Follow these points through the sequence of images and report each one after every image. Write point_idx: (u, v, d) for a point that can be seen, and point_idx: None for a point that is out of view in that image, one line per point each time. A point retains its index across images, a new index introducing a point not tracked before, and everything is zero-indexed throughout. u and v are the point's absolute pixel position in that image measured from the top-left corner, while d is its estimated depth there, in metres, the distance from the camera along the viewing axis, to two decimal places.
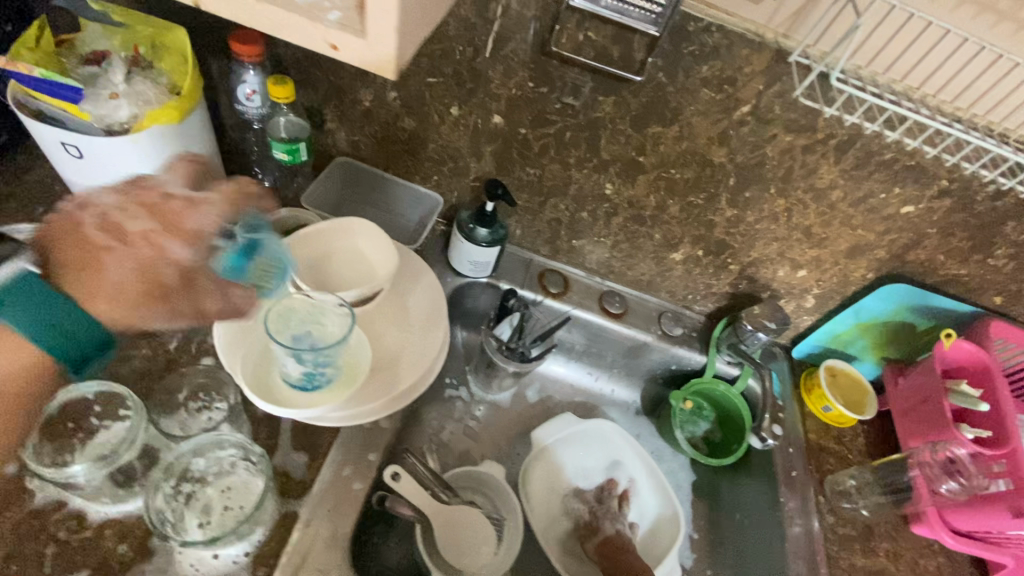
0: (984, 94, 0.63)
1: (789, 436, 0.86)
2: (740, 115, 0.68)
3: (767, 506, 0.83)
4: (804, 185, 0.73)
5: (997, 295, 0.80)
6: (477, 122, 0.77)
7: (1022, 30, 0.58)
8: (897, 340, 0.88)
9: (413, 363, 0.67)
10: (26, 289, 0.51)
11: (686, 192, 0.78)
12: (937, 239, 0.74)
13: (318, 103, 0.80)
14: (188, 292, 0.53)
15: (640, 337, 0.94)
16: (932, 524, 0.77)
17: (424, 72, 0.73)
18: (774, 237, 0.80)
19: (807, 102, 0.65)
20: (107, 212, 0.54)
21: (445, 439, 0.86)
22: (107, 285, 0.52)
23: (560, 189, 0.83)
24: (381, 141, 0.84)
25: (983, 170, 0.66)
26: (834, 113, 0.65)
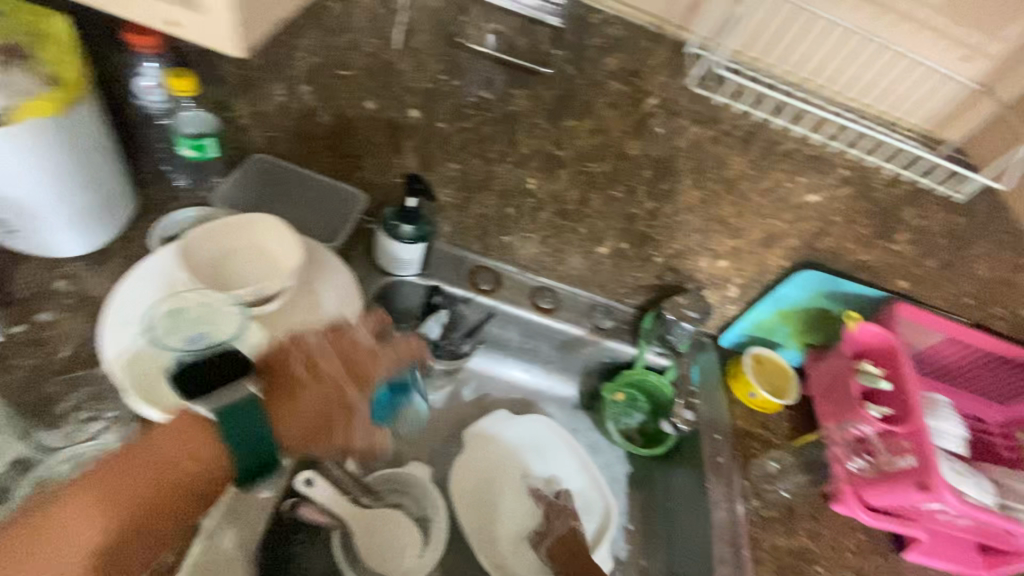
0: (842, 75, 0.87)
1: (716, 423, 0.88)
2: (648, 106, 0.86)
3: (695, 492, 0.85)
4: (717, 177, 0.80)
5: (901, 279, 0.83)
6: (395, 116, 0.79)
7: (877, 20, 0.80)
8: (816, 326, 0.91)
9: (324, 364, 0.62)
10: (247, 414, 0.53)
11: (608, 184, 0.82)
12: (843, 224, 0.81)
13: (232, 97, 0.78)
14: (346, 428, 0.63)
15: (572, 331, 0.89)
16: (846, 502, 0.81)
17: (339, 67, 0.76)
18: (693, 228, 0.83)
19: (701, 91, 0.88)
20: (311, 352, 0.62)
21: None
22: (299, 412, 0.60)
23: (485, 185, 0.82)
24: (298, 137, 0.80)
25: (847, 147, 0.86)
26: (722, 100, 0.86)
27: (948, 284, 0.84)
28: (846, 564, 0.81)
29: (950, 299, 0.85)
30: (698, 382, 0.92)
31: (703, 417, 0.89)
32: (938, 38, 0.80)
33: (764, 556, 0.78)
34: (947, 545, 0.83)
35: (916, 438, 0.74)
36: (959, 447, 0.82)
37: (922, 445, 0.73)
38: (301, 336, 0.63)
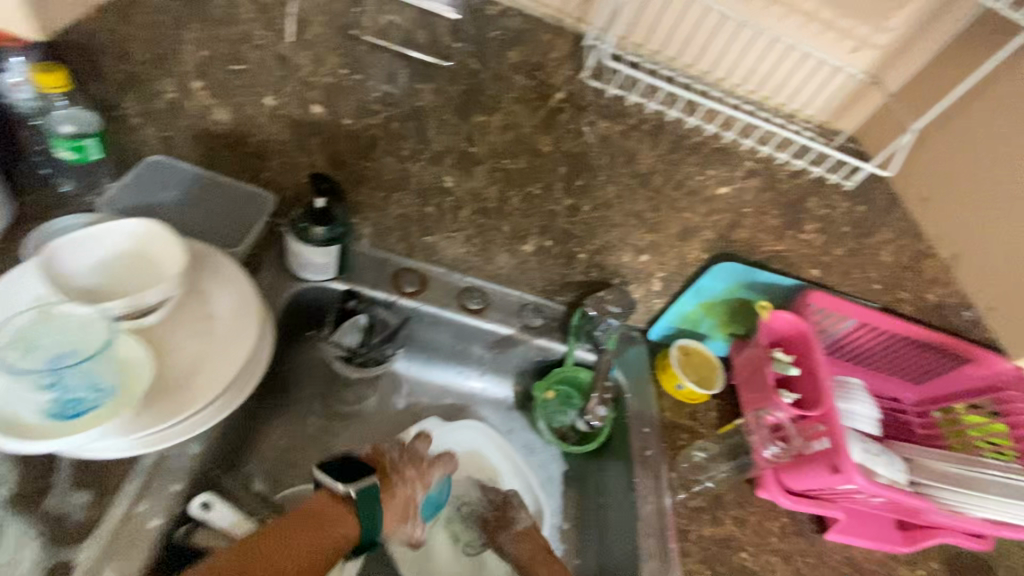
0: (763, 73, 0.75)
1: (645, 416, 0.89)
2: (556, 101, 0.75)
3: (625, 487, 0.85)
4: (630, 172, 0.78)
5: (813, 268, 0.86)
6: (295, 113, 0.74)
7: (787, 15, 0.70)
8: (738, 316, 0.93)
9: (216, 374, 0.60)
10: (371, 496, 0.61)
11: (523, 182, 0.79)
12: (753, 217, 0.81)
13: (116, 96, 0.72)
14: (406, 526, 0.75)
15: (501, 331, 0.89)
16: (769, 487, 0.82)
17: (224, 59, 0.71)
18: (613, 223, 0.82)
19: (595, 83, 0.75)
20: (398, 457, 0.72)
21: (295, 456, 0.81)
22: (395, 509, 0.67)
23: (400, 184, 0.79)
24: (197, 138, 0.76)
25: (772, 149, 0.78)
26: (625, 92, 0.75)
27: (858, 272, 0.86)
28: (772, 549, 0.82)
29: (859, 285, 0.88)
30: (630, 379, 0.92)
31: (631, 409, 0.89)
32: (840, 33, 0.71)
33: (690, 547, 0.79)
34: (866, 521, 0.85)
35: (828, 421, 0.77)
36: (871, 427, 0.85)
37: (833, 428, 0.76)
38: (383, 446, 0.71)
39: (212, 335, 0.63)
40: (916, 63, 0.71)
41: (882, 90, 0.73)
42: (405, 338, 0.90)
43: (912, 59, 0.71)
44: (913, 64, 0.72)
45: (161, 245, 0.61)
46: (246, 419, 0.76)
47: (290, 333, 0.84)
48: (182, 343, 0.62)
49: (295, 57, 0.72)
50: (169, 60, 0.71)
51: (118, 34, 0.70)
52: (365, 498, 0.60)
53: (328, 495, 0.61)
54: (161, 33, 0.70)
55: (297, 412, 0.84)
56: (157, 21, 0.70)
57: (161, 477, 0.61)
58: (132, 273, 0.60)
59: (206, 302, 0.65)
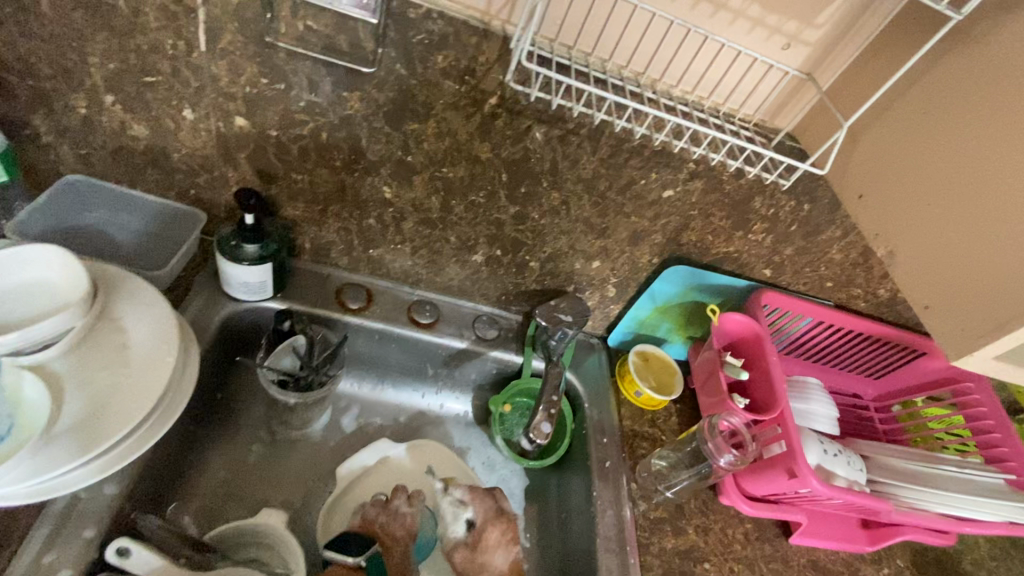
0: (718, 80, 0.64)
1: (604, 426, 0.86)
2: (490, 107, 0.66)
3: (583, 502, 0.81)
4: (573, 177, 0.73)
5: (766, 268, 0.85)
6: (219, 126, 0.68)
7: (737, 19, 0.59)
8: (694, 319, 0.92)
9: (129, 406, 0.55)
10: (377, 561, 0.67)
11: (464, 191, 0.75)
12: (699, 220, 0.78)
13: (24, 113, 0.68)
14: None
15: (454, 344, 0.87)
16: (729, 492, 0.81)
17: (136, 71, 0.64)
18: (561, 230, 0.80)
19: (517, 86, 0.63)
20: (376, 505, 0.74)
21: (233, 488, 0.76)
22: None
23: (336, 196, 0.76)
24: (116, 154, 0.72)
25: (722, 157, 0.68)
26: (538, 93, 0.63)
27: (811, 270, 0.85)
28: (736, 557, 0.80)
29: (812, 283, 0.87)
30: (589, 389, 0.90)
31: (590, 419, 0.87)
32: (770, 28, 0.60)
33: (651, 561, 0.76)
34: (828, 522, 0.84)
35: (784, 424, 0.76)
36: (830, 426, 0.84)
37: (789, 430, 0.74)
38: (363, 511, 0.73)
39: (127, 364, 0.58)
40: (852, 54, 0.60)
41: (816, 85, 0.62)
42: (358, 357, 0.88)
43: (846, 50, 0.61)
44: (848, 55, 0.61)
45: (66, 269, 0.58)
46: (175, 451, 0.71)
47: (223, 353, 0.79)
48: (92, 376, 0.57)
49: (211, 67, 0.63)
50: (76, 73, 0.64)
51: (19, 47, 0.62)
52: (373, 561, 0.67)
53: (340, 568, 0.65)
54: (66, 44, 0.62)
55: (238, 441, 0.79)
56: (59, 31, 0.61)
57: (73, 523, 0.57)
58: (37, 303, 0.57)
59: (122, 330, 0.60)
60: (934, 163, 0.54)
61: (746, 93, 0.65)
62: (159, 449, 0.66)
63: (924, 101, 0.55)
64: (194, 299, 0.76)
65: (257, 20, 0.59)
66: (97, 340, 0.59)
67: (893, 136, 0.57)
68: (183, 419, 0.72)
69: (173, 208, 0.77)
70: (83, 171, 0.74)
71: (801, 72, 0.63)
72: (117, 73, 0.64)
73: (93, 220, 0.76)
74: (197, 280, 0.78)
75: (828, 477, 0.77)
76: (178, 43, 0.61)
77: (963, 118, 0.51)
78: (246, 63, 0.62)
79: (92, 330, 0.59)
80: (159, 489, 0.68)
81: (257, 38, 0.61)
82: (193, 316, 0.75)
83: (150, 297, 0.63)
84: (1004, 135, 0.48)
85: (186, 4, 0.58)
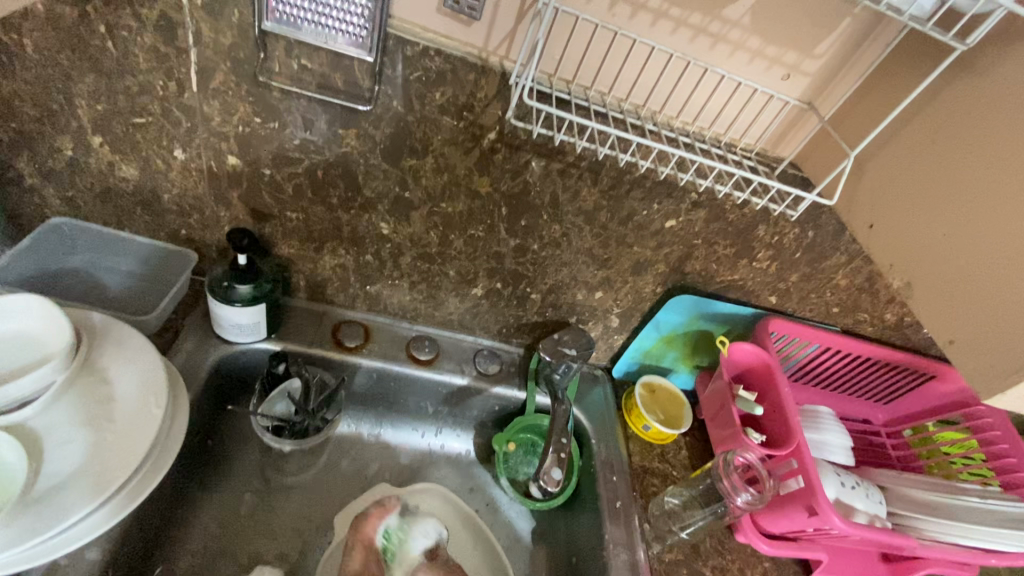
0: (720, 112, 0.64)
1: (612, 462, 0.83)
2: (489, 142, 0.65)
3: (593, 546, 0.77)
4: (574, 210, 0.72)
5: (771, 295, 0.84)
6: (211, 165, 0.67)
7: (738, 52, 0.59)
8: (700, 348, 0.91)
9: (113, 464, 0.52)
10: None
11: (464, 226, 0.73)
12: (704, 248, 0.77)
13: (6, 155, 0.66)
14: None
15: (454, 381, 0.85)
16: (746, 530, 0.77)
17: (126, 112, 0.62)
18: (562, 262, 0.78)
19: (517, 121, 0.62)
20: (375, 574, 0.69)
21: (223, 541, 0.71)
22: None
23: (332, 233, 0.74)
24: (103, 196, 0.70)
25: (734, 190, 0.66)
26: (538, 128, 0.61)
27: (817, 296, 0.83)
28: None
29: (819, 309, 0.86)
30: (594, 423, 0.87)
31: (599, 456, 0.83)
32: (769, 59, 0.59)
33: None
34: (849, 556, 0.80)
35: (800, 458, 0.73)
36: (845, 457, 0.82)
37: (806, 465, 0.72)
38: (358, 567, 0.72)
39: (111, 419, 0.55)
40: (849, 85, 0.60)
41: (817, 114, 0.62)
42: (358, 397, 0.85)
43: (848, 80, 0.60)
44: (848, 85, 0.60)
45: (50, 320, 0.55)
46: (162, 505, 0.66)
47: (214, 398, 0.75)
48: (73, 433, 0.53)
49: (203, 107, 0.61)
50: (62, 115, 0.62)
51: (2, 90, 0.60)
52: None
53: None
54: (51, 86, 0.60)
55: (229, 490, 0.75)
56: (43, 73, 0.59)
57: None
58: (16, 355, 0.54)
59: (106, 382, 0.57)
60: (941, 194, 0.50)
61: (747, 123, 0.65)
62: (145, 505, 0.62)
63: (931, 129, 0.51)
64: (184, 342, 0.73)
65: (250, 59, 0.58)
66: (79, 393, 0.55)
67: (898, 166, 0.54)
68: (170, 471, 0.68)
69: (164, 250, 0.75)
70: (70, 213, 0.72)
71: (801, 101, 0.62)
72: (104, 113, 0.62)
73: (79, 262, 0.75)
74: (187, 322, 0.75)
75: (848, 511, 0.74)
76: (168, 83, 0.60)
77: (963, 147, 0.48)
78: (239, 102, 0.61)
79: (73, 383, 0.56)
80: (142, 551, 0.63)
81: (250, 78, 0.59)
82: (182, 360, 0.72)
83: (137, 345, 0.60)
84: (1006, 163, 0.44)
85: (178, 46, 0.57)
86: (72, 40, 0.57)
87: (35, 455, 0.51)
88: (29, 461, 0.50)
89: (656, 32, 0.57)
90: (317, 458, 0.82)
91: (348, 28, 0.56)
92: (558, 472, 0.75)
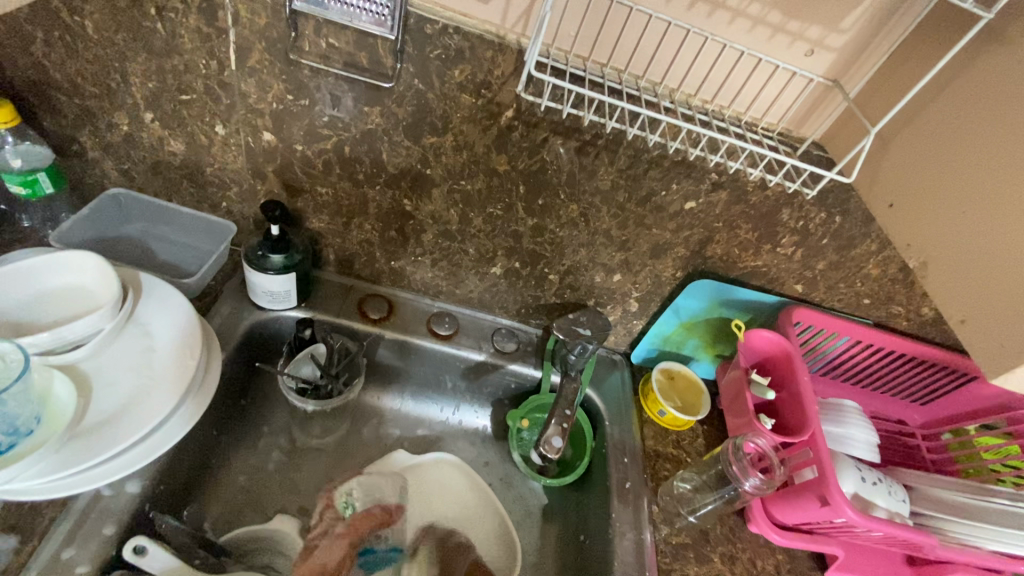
0: (740, 90, 0.63)
1: (624, 444, 0.83)
2: (507, 120, 0.66)
3: (602, 524, 0.77)
4: (590, 189, 0.72)
5: (797, 283, 0.81)
6: (248, 141, 0.71)
7: (760, 26, 0.57)
8: (722, 336, 0.89)
9: (150, 406, 0.57)
10: None
11: (483, 204, 0.75)
12: (724, 232, 0.76)
13: (70, 130, 0.73)
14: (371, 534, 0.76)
15: (472, 356, 0.87)
16: (758, 520, 0.76)
17: (173, 89, 0.67)
18: (580, 243, 0.79)
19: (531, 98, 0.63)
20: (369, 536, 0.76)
21: (249, 492, 0.77)
22: None
23: (359, 208, 0.77)
24: (154, 168, 0.76)
25: (753, 171, 0.65)
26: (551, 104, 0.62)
27: (846, 285, 0.81)
28: None
29: (848, 300, 0.83)
30: (610, 407, 0.88)
31: (611, 438, 0.84)
32: (792, 35, 0.58)
33: None
34: (869, 556, 0.77)
35: (816, 448, 0.71)
36: (871, 454, 0.79)
37: (821, 455, 0.70)
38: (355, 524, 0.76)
39: (152, 367, 0.60)
40: (877, 60, 0.58)
41: (843, 91, 0.60)
42: (381, 368, 0.89)
43: (875, 56, 0.58)
44: (876, 60, 0.58)
45: (101, 276, 0.61)
46: (197, 453, 0.72)
47: (248, 360, 0.81)
48: (119, 377, 0.59)
49: (241, 84, 0.66)
50: (119, 92, 0.68)
51: (68, 69, 0.67)
52: None
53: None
54: (109, 65, 0.66)
55: (258, 447, 0.81)
56: (102, 54, 0.65)
57: (91, 521, 0.58)
58: (73, 306, 0.61)
59: (149, 335, 0.63)
60: (969, 166, 0.47)
61: (769, 101, 0.63)
62: (180, 450, 0.68)
63: (965, 98, 0.48)
64: (221, 307, 0.79)
65: (283, 39, 0.62)
66: (125, 342, 0.61)
67: (921, 144, 0.52)
68: (206, 424, 0.73)
69: (208, 220, 0.81)
70: (126, 185, 0.79)
71: (826, 78, 0.61)
72: (155, 90, 0.68)
73: (133, 231, 0.82)
74: (225, 289, 0.81)
75: (867, 506, 0.72)
76: (210, 62, 0.64)
77: (995, 117, 0.45)
78: (273, 80, 0.65)
79: (120, 334, 0.62)
80: (177, 493, 0.69)
81: (282, 56, 0.63)
82: (219, 323, 0.77)
83: (175, 303, 0.66)
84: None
85: (219, 27, 0.61)
86: (125, 21, 0.62)
87: (85, 394, 0.57)
88: (79, 399, 0.56)
89: (674, 7, 0.57)
90: (340, 423, 0.86)
91: (371, 7, 0.58)
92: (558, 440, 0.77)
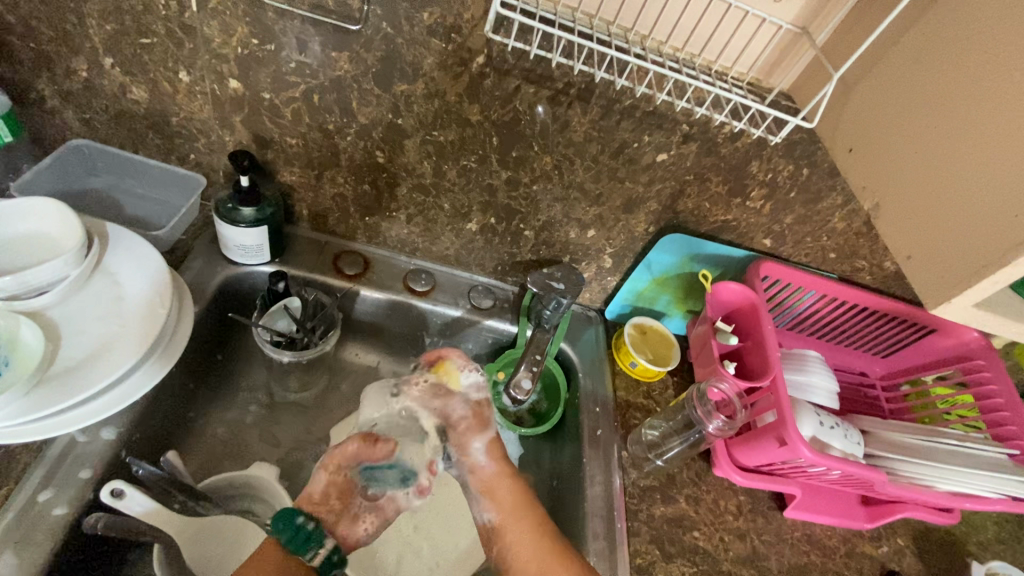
0: (711, 37, 0.63)
1: (596, 395, 0.86)
2: (478, 66, 0.66)
3: (574, 469, 0.80)
4: (564, 140, 0.72)
5: (766, 238, 0.83)
6: (213, 88, 0.70)
7: None
8: (693, 291, 0.92)
9: (121, 352, 0.57)
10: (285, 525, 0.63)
11: (457, 155, 0.75)
12: (695, 185, 0.76)
13: (27, 77, 0.70)
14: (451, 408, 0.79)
15: (448, 312, 0.88)
16: (721, 463, 0.80)
17: (132, 32, 0.65)
18: (554, 197, 0.79)
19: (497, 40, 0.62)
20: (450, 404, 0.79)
21: (228, 443, 0.78)
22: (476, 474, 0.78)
23: (331, 160, 0.76)
24: (118, 118, 0.74)
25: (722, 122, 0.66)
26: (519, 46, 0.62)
27: (813, 240, 0.83)
28: (728, 528, 0.78)
29: (815, 254, 0.85)
30: (584, 361, 0.90)
31: (584, 388, 0.86)
32: None
33: (639, 528, 0.75)
34: (825, 496, 0.81)
35: (775, 393, 0.74)
36: (830, 401, 0.83)
37: (781, 399, 0.73)
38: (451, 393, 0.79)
39: (121, 316, 0.60)
40: (843, 7, 0.58)
41: (810, 39, 0.61)
42: (358, 323, 0.90)
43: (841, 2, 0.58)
44: (842, 7, 0.59)
45: (65, 223, 0.60)
46: (173, 404, 0.73)
47: (221, 316, 0.80)
48: (88, 325, 0.59)
49: (204, 27, 0.64)
50: (75, 36, 0.66)
51: (20, 10, 0.64)
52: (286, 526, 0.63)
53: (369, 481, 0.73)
54: (64, 6, 0.64)
55: (236, 400, 0.81)
56: None
57: (67, 466, 0.60)
58: (38, 253, 0.60)
59: (118, 283, 0.63)
60: (917, 121, 0.52)
61: (739, 50, 0.64)
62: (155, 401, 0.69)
63: (910, 56, 0.53)
64: (193, 262, 0.78)
65: None
66: (96, 290, 0.61)
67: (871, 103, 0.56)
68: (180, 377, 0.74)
69: (175, 173, 0.79)
70: (90, 137, 0.77)
71: (794, 26, 0.61)
72: (114, 34, 0.66)
73: (99, 184, 0.80)
74: (196, 244, 0.80)
75: (823, 448, 0.76)
76: (170, 3, 0.62)
77: (938, 76, 0.50)
78: (236, 23, 0.63)
79: (88, 282, 0.62)
80: (155, 442, 0.70)
81: None
82: (192, 277, 0.77)
83: (143, 252, 0.65)
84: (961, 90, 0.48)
85: None
86: None
87: (53, 339, 0.57)
88: (48, 344, 0.56)
89: None
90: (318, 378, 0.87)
91: None
92: (527, 383, 0.81)
